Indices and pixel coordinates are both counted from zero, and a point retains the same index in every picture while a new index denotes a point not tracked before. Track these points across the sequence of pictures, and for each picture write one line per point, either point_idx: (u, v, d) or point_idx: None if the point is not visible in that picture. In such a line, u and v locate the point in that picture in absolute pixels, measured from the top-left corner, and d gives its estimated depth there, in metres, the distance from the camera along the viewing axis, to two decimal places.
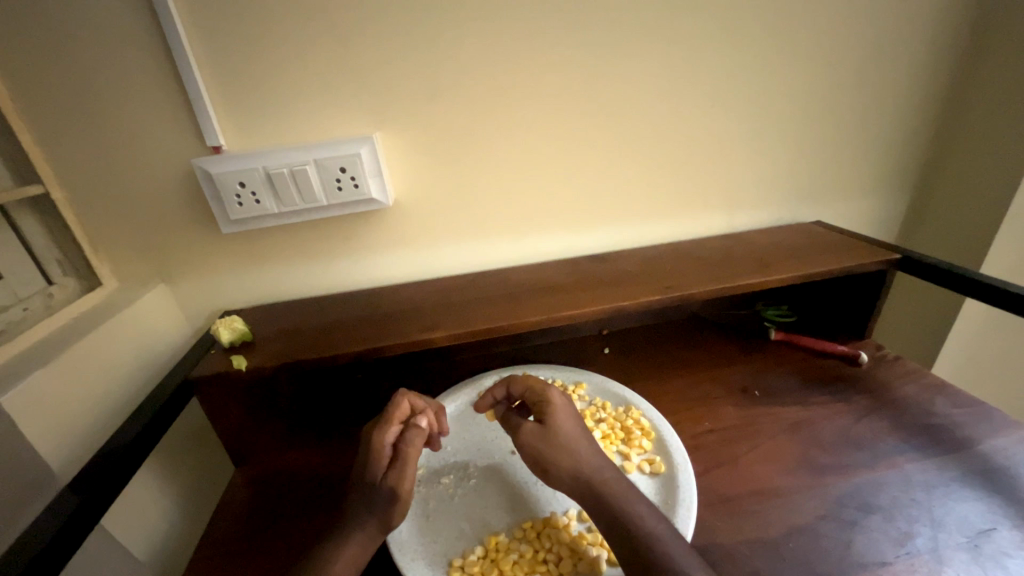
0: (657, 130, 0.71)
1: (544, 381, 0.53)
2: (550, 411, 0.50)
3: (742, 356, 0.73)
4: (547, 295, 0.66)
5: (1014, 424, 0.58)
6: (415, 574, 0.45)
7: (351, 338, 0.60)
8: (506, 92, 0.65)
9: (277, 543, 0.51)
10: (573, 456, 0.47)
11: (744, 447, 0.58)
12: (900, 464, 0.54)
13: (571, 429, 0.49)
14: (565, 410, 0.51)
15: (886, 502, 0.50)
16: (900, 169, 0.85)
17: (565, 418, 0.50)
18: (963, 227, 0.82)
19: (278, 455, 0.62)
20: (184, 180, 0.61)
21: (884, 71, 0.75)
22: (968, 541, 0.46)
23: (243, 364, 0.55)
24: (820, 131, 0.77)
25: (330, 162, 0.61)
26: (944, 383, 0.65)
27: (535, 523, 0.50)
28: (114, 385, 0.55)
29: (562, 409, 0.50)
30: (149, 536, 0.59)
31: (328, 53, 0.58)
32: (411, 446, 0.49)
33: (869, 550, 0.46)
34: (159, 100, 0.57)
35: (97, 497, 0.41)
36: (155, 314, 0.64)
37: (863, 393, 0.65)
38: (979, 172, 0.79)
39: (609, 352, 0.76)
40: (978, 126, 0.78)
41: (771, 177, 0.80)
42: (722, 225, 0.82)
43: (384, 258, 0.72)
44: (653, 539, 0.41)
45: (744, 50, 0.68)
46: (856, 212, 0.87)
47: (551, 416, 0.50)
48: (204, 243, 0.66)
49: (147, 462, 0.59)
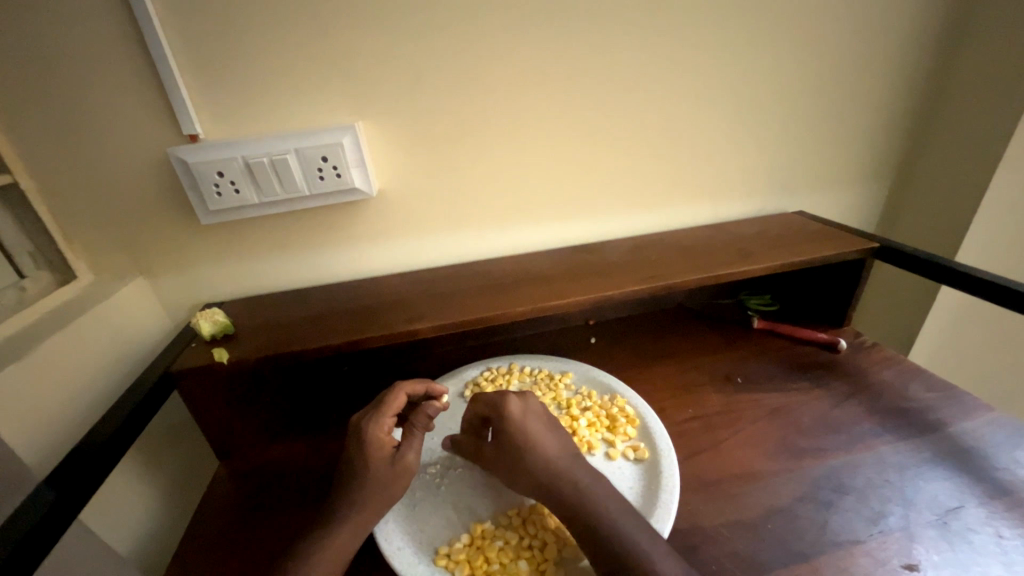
0: (641, 122, 0.72)
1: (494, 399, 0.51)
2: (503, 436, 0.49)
3: (726, 345, 0.74)
4: (532, 286, 0.66)
5: (983, 406, 0.60)
6: (402, 562, 0.45)
7: (336, 329, 0.59)
8: (490, 81, 0.64)
9: (263, 535, 0.51)
10: (527, 481, 0.48)
11: (726, 433, 0.59)
12: (875, 447, 0.56)
13: (528, 441, 0.48)
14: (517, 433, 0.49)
15: (860, 483, 0.52)
16: (879, 159, 0.86)
17: (523, 431, 0.49)
18: (941, 217, 0.84)
19: (263, 448, 0.61)
20: (161, 170, 0.60)
21: (864, 63, 0.76)
22: (937, 519, 0.48)
23: (225, 357, 0.55)
24: (803, 122, 0.78)
25: (311, 151, 0.60)
26: (918, 368, 0.67)
27: (520, 511, 0.50)
28: (90, 380, 0.54)
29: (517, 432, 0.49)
30: (129, 532, 0.58)
31: (308, 41, 0.57)
32: (410, 443, 0.49)
33: (844, 529, 0.47)
34: (132, 87, 0.55)
35: (76, 492, 0.41)
36: (132, 307, 0.62)
37: (842, 378, 0.66)
38: (954, 162, 0.80)
39: (595, 341, 0.77)
40: (953, 120, 0.80)
41: (755, 167, 0.81)
42: (706, 216, 0.83)
43: (370, 249, 0.72)
44: (624, 531, 0.42)
45: (728, 43, 0.69)
46: (837, 201, 0.88)
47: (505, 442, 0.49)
48: (183, 235, 0.64)
49: (126, 457, 0.58)
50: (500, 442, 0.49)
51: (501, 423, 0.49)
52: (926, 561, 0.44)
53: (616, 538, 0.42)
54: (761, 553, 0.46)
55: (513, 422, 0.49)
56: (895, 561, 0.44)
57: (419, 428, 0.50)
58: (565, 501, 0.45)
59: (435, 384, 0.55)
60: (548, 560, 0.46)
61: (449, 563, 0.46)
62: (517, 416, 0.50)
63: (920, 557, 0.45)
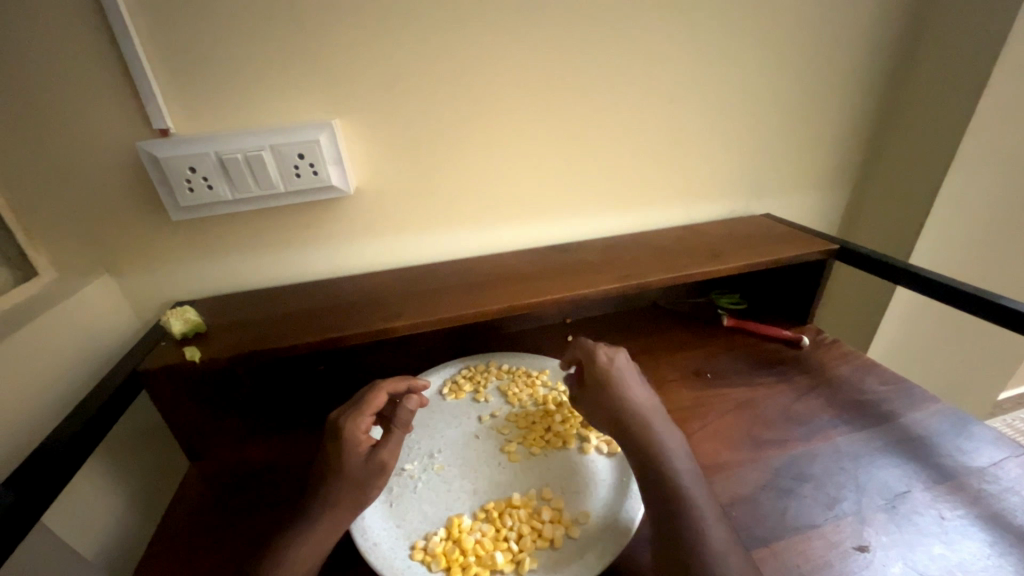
0: (616, 124, 0.74)
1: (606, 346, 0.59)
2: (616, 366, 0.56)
3: (696, 342, 0.77)
4: (509, 284, 0.67)
5: (931, 398, 0.64)
6: (379, 557, 0.45)
7: (310, 328, 0.59)
8: (469, 82, 0.65)
9: (237, 536, 0.50)
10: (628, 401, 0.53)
11: (695, 426, 0.61)
12: (832, 437, 0.59)
13: (619, 375, 0.56)
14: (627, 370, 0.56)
15: (818, 471, 0.55)
16: (840, 165, 0.91)
17: (619, 369, 0.56)
18: (896, 220, 0.89)
19: (236, 449, 0.60)
20: (129, 164, 0.58)
21: (825, 73, 0.80)
22: (887, 503, 0.51)
23: (197, 355, 0.54)
24: (769, 127, 0.82)
25: (288, 148, 0.59)
26: (873, 362, 0.71)
27: (496, 504, 0.51)
28: (52, 381, 0.52)
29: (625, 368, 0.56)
30: (93, 538, 0.57)
31: (285, 37, 0.57)
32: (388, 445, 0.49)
33: (802, 515, 0.50)
34: (101, 80, 0.54)
35: (41, 491, 0.40)
36: (97, 306, 0.60)
37: (803, 373, 0.70)
38: (907, 169, 0.86)
39: (572, 339, 0.79)
40: (906, 129, 0.85)
41: (725, 171, 0.84)
42: (679, 217, 0.86)
43: (347, 248, 0.72)
44: (660, 447, 0.49)
45: (698, 50, 0.72)
46: (802, 205, 0.92)
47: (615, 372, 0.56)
48: (152, 232, 0.63)
49: (91, 461, 0.56)
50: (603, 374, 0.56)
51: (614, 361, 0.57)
52: (876, 542, 0.47)
53: (657, 457, 0.48)
54: None
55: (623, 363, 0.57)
56: (848, 543, 0.47)
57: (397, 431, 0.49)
58: (626, 430, 0.51)
59: (417, 381, 0.56)
60: (524, 550, 0.47)
61: (425, 556, 0.47)
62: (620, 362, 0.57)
63: (871, 539, 0.47)
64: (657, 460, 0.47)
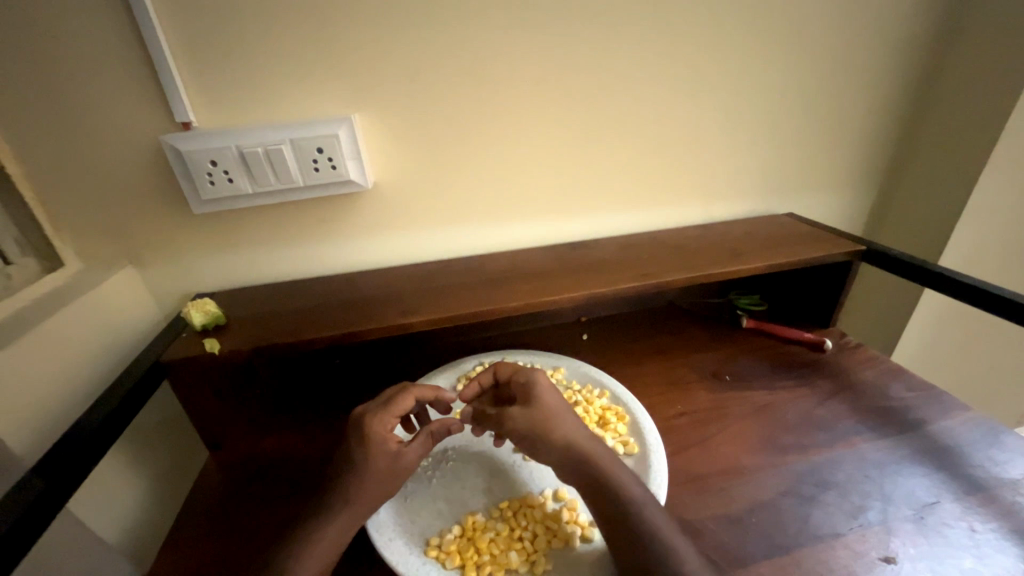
0: (636, 120, 0.72)
1: (526, 367, 0.54)
2: (534, 390, 0.51)
3: (714, 343, 0.75)
4: (525, 281, 0.66)
5: (961, 406, 0.62)
6: (395, 552, 0.46)
7: (327, 322, 0.59)
8: (488, 77, 0.64)
9: (254, 526, 0.51)
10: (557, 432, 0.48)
11: (714, 429, 0.60)
12: (856, 444, 0.58)
13: (547, 405, 0.50)
14: (547, 394, 0.51)
15: (842, 479, 0.53)
16: (868, 164, 0.88)
17: (545, 396, 0.50)
18: (925, 221, 0.86)
19: (253, 440, 0.61)
20: (153, 158, 0.59)
21: (854, 68, 0.77)
22: (914, 514, 0.49)
23: (216, 347, 0.55)
24: (795, 124, 0.80)
25: (307, 142, 0.59)
26: (900, 368, 0.68)
27: (511, 503, 0.51)
28: (78, 370, 0.53)
29: (548, 390, 0.51)
30: (115, 525, 0.58)
31: (305, 30, 0.57)
32: (411, 452, 0.48)
33: (825, 523, 0.49)
34: (126, 74, 0.54)
35: (67, 478, 0.40)
36: (121, 297, 0.62)
37: (826, 377, 0.68)
38: (939, 168, 0.83)
39: (587, 337, 0.78)
40: (938, 127, 0.82)
41: (747, 169, 0.82)
42: (699, 216, 0.84)
43: (364, 242, 0.72)
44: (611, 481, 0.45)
45: (723, 44, 0.70)
46: (826, 204, 0.90)
47: (535, 395, 0.50)
48: (174, 225, 0.64)
49: (114, 449, 0.58)
50: (524, 402, 0.51)
51: (531, 386, 0.51)
52: (903, 554, 0.46)
53: (615, 497, 0.44)
54: (747, 544, 0.47)
55: (543, 388, 0.51)
56: (873, 553, 0.46)
57: (423, 440, 0.50)
58: (579, 470, 0.46)
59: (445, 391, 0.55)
60: (538, 551, 0.47)
61: (440, 554, 0.47)
62: (546, 387, 0.52)
63: (897, 550, 0.46)
64: (618, 499, 0.44)
